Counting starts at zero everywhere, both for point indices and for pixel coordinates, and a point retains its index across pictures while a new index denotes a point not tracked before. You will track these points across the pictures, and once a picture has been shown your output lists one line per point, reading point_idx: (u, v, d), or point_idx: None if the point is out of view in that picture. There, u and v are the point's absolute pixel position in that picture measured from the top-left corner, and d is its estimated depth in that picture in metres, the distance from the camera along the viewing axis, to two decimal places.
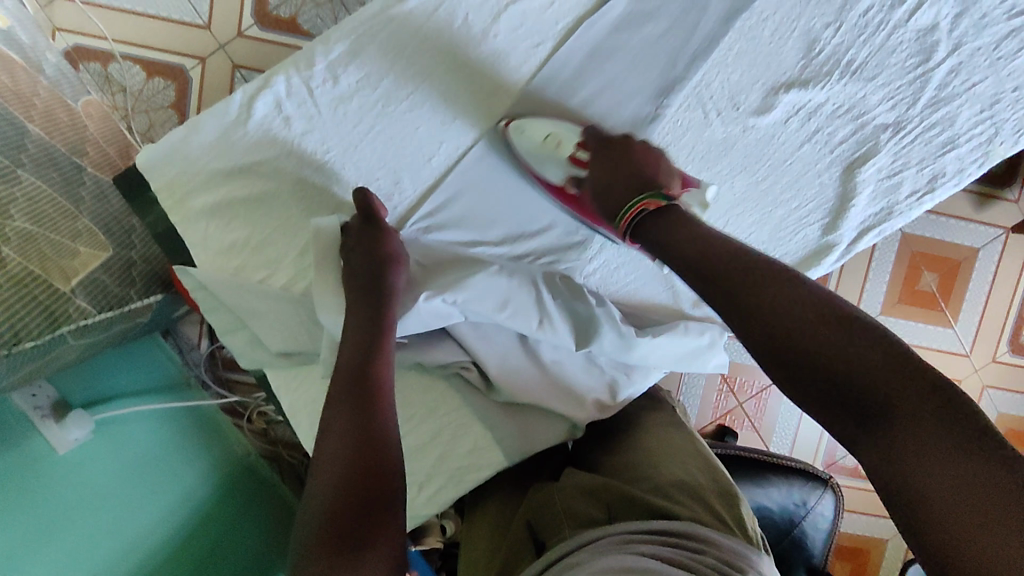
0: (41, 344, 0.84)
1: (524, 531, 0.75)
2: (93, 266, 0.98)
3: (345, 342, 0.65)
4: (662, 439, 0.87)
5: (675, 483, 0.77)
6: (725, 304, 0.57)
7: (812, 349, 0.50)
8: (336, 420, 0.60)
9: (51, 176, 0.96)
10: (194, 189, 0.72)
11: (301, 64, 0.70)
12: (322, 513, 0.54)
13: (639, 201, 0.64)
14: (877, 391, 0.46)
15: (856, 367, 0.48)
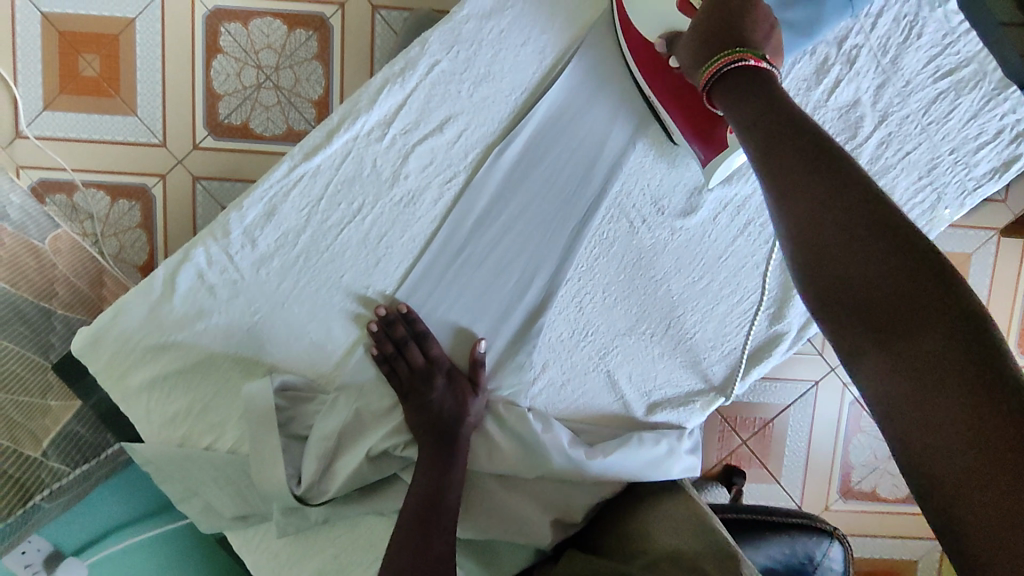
0: (14, 520, 0.87)
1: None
2: (66, 418, 0.98)
3: (418, 471, 0.70)
4: (656, 502, 0.76)
5: (670, 557, 0.67)
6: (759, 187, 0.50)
7: (846, 251, 0.45)
8: (405, 536, 0.66)
9: (18, 331, 0.96)
10: (132, 365, 0.72)
11: (217, 233, 0.69)
12: None
13: (735, 51, 0.55)
14: (904, 303, 0.42)
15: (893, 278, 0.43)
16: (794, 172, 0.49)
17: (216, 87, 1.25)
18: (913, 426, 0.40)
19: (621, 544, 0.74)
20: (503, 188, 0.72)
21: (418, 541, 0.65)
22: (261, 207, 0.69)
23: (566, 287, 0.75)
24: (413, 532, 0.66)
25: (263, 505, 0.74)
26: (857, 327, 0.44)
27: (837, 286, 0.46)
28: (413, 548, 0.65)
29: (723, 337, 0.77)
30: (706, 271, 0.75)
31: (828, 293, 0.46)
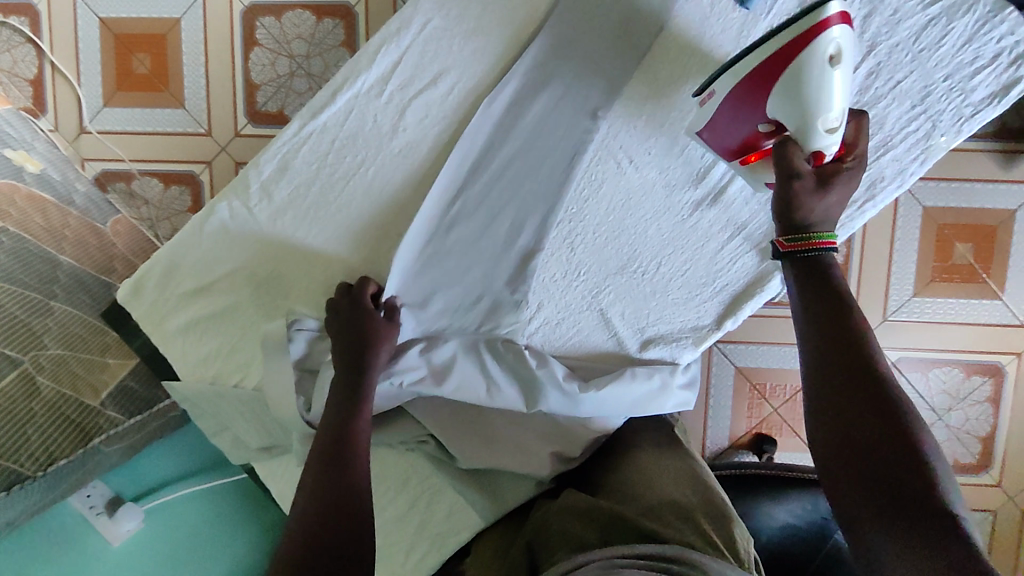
0: (75, 459, 0.98)
1: (523, 554, 0.69)
2: (123, 374, 1.09)
3: (325, 413, 0.71)
4: (652, 456, 0.79)
5: (668, 505, 0.70)
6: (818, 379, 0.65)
7: (877, 451, 0.59)
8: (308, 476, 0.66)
9: (82, 299, 1.07)
10: (169, 311, 0.81)
11: (239, 189, 0.77)
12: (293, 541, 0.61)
13: (812, 233, 0.67)
14: (918, 509, 0.56)
15: (910, 483, 0.57)
16: (850, 382, 0.63)
17: (253, 77, 1.35)
18: None
19: (614, 486, 0.77)
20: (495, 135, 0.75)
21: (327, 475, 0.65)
22: (273, 164, 0.76)
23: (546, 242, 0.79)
24: (320, 470, 0.66)
25: (285, 435, 0.81)
26: (876, 509, 0.58)
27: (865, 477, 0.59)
28: (330, 474, 0.65)
29: (714, 273, 0.79)
30: (695, 210, 0.77)
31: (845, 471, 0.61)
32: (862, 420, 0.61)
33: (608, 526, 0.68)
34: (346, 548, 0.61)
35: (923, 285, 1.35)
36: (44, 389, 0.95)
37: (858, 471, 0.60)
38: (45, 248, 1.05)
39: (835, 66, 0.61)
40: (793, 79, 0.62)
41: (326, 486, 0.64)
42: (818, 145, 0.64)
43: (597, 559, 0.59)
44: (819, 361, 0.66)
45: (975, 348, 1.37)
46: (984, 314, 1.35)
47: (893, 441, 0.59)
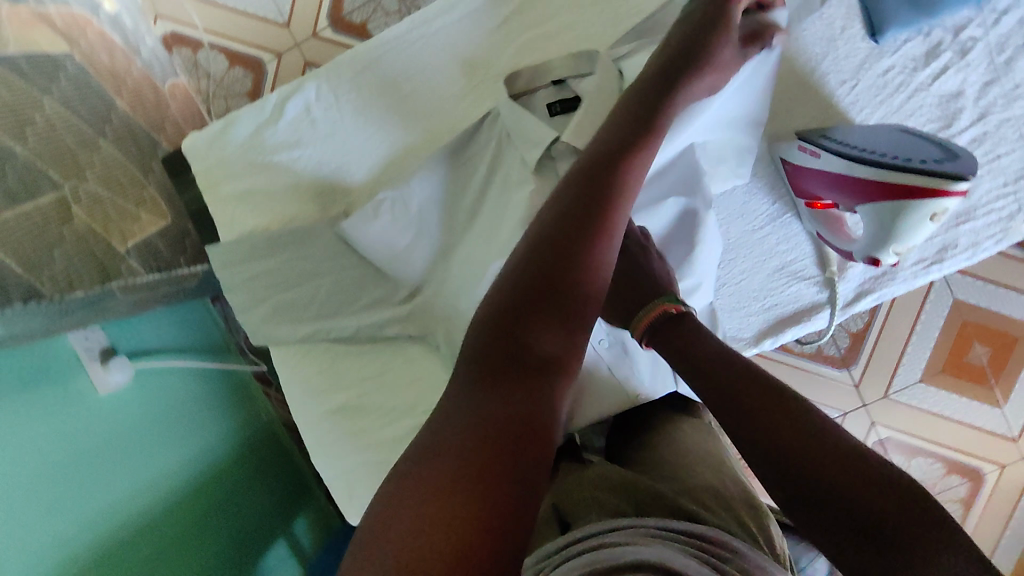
0: (92, 296, 0.92)
1: (548, 511, 0.69)
2: (150, 231, 1.11)
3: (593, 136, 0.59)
4: (708, 448, 0.76)
5: (702, 491, 0.67)
6: (725, 411, 0.56)
7: (824, 480, 0.49)
8: (546, 217, 0.55)
9: (129, 148, 1.11)
10: (226, 177, 0.80)
11: (332, 74, 0.79)
12: (514, 291, 0.51)
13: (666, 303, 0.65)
14: (885, 522, 0.46)
15: (861, 491, 0.47)
16: (753, 404, 0.54)
17: None
18: None
19: (657, 463, 0.74)
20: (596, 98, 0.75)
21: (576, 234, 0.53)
22: (370, 50, 0.78)
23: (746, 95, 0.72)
24: (567, 222, 0.53)
25: (309, 329, 0.82)
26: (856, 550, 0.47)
27: (825, 507, 0.48)
28: (569, 229, 0.53)
29: (766, 291, 0.78)
30: (765, 225, 0.77)
31: (812, 517, 0.49)
32: (788, 456, 0.51)
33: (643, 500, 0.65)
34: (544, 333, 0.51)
35: (932, 373, 1.35)
36: (76, 219, 0.95)
37: (822, 515, 0.49)
38: (105, 88, 1.08)
39: (931, 221, 0.62)
40: (892, 210, 0.62)
41: (549, 239, 0.53)
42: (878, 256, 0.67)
43: (629, 528, 0.55)
44: (718, 396, 0.57)
45: (964, 448, 1.35)
46: (980, 418, 1.35)
47: (809, 457, 0.50)
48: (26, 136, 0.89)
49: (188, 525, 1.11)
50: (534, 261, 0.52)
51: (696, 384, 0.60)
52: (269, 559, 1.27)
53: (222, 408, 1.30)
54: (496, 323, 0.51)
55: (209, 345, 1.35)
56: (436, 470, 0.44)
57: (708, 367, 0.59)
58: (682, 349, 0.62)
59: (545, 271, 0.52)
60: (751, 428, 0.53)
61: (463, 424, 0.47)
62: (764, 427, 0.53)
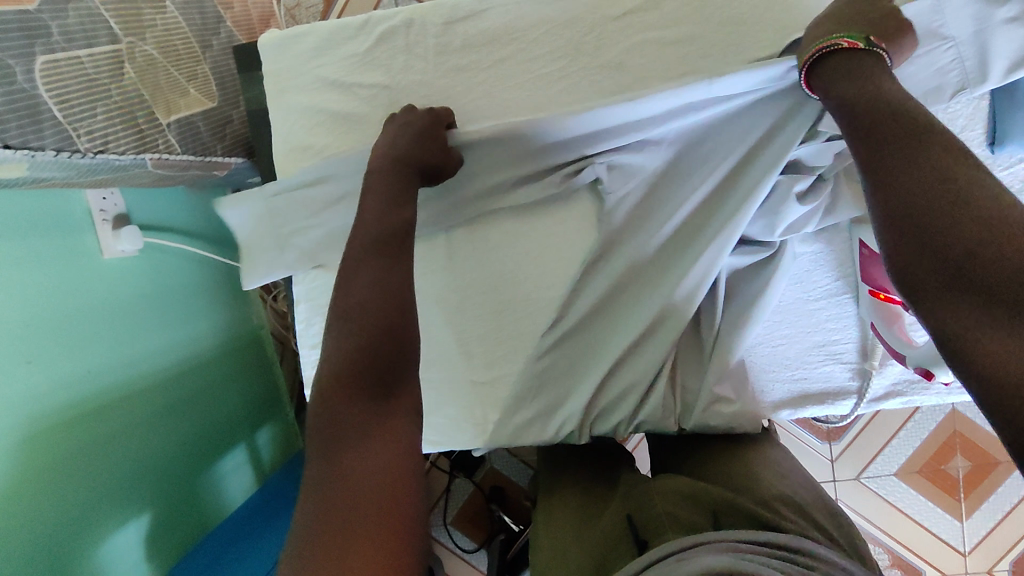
0: (123, 160, 0.88)
1: (619, 524, 0.61)
2: (195, 109, 1.04)
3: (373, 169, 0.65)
4: (784, 458, 0.70)
5: (777, 497, 0.62)
6: (866, 167, 0.47)
7: (959, 236, 0.40)
8: (369, 260, 0.57)
9: (193, 17, 1.04)
10: (296, 85, 0.77)
11: (431, 14, 0.74)
12: (351, 319, 0.53)
13: (829, 37, 0.55)
14: (1015, 291, 0.37)
15: (999, 252, 0.38)
16: (900, 146, 0.45)
17: None
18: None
19: (724, 470, 0.68)
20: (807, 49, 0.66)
21: (383, 260, 0.57)
22: (476, 2, 0.73)
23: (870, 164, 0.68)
24: (376, 246, 0.58)
25: (337, 266, 0.79)
26: (969, 316, 0.38)
27: (945, 269, 0.40)
28: (387, 251, 0.58)
29: (801, 363, 0.77)
30: (813, 301, 0.76)
31: (923, 278, 0.41)
32: (929, 205, 0.42)
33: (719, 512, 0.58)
34: (398, 334, 0.53)
35: (908, 471, 1.34)
36: (127, 77, 0.89)
37: (939, 272, 0.40)
38: None
39: None
40: None
41: (377, 267, 0.56)
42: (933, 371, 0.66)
43: (714, 540, 0.49)
44: (870, 139, 0.48)
45: (914, 548, 1.32)
46: (940, 526, 1.33)
47: (965, 197, 0.41)
48: None
49: (159, 405, 1.09)
50: (353, 291, 0.55)
51: (844, 130, 0.51)
52: (225, 463, 1.25)
53: (210, 304, 1.26)
54: (345, 342, 0.52)
55: (214, 235, 1.30)
56: (320, 506, 0.44)
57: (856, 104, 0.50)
58: (831, 89, 0.53)
59: (380, 305, 0.54)
60: (899, 169, 0.44)
61: (354, 442, 0.48)
62: (911, 170, 0.44)
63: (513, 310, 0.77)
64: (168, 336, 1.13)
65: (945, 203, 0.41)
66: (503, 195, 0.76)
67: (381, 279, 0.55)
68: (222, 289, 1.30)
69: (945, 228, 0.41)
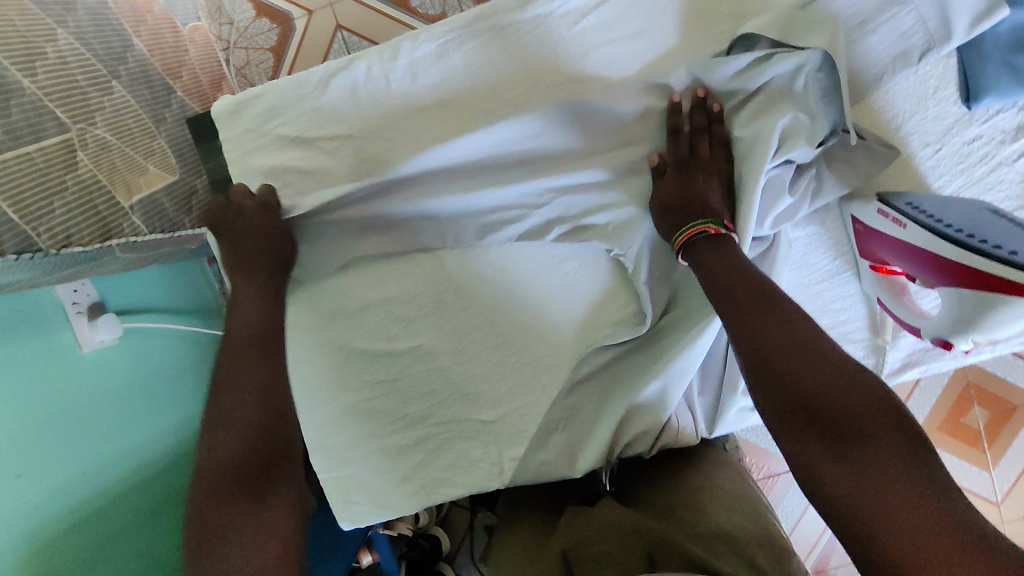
0: (90, 251, 0.86)
1: (555, 564, 0.58)
2: (156, 186, 1.00)
3: (246, 286, 0.70)
4: (731, 491, 0.69)
5: (718, 534, 0.60)
6: (735, 324, 0.56)
7: (813, 379, 0.51)
8: (243, 369, 0.65)
9: (142, 92, 1.02)
10: (256, 147, 0.74)
11: (385, 55, 0.72)
12: (244, 424, 0.62)
13: (698, 222, 0.62)
14: (854, 424, 0.48)
15: (844, 395, 0.49)
16: (759, 317, 0.55)
17: None
18: (871, 506, 0.45)
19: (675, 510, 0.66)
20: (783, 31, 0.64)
21: (260, 363, 0.66)
22: (430, 38, 0.72)
23: (851, 142, 0.66)
24: (253, 358, 0.66)
25: (327, 327, 0.76)
26: (814, 440, 0.49)
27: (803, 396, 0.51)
28: (258, 358, 0.66)
29: None
30: (818, 287, 0.74)
31: (783, 399, 0.52)
32: (789, 352, 0.52)
33: (654, 550, 0.55)
34: (277, 428, 0.64)
35: (929, 431, 1.34)
36: (82, 165, 0.85)
37: (796, 398, 0.51)
38: (122, 24, 1.01)
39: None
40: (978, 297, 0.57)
41: (252, 373, 0.65)
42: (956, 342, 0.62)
43: None
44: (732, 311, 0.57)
45: None
46: (970, 480, 1.33)
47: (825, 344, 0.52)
48: (36, 70, 0.80)
49: (156, 498, 1.03)
50: (239, 404, 0.63)
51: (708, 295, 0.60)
52: None
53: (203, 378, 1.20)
54: (237, 443, 0.61)
55: (202, 308, 1.22)
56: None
57: (720, 275, 0.59)
58: (699, 262, 0.61)
59: (261, 415, 0.63)
60: (760, 337, 0.54)
61: (232, 531, 0.56)
62: (770, 332, 0.54)
63: (518, 339, 0.76)
64: (159, 423, 1.07)
65: (808, 351, 0.52)
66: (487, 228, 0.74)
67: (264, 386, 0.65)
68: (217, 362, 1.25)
69: (806, 374, 0.51)
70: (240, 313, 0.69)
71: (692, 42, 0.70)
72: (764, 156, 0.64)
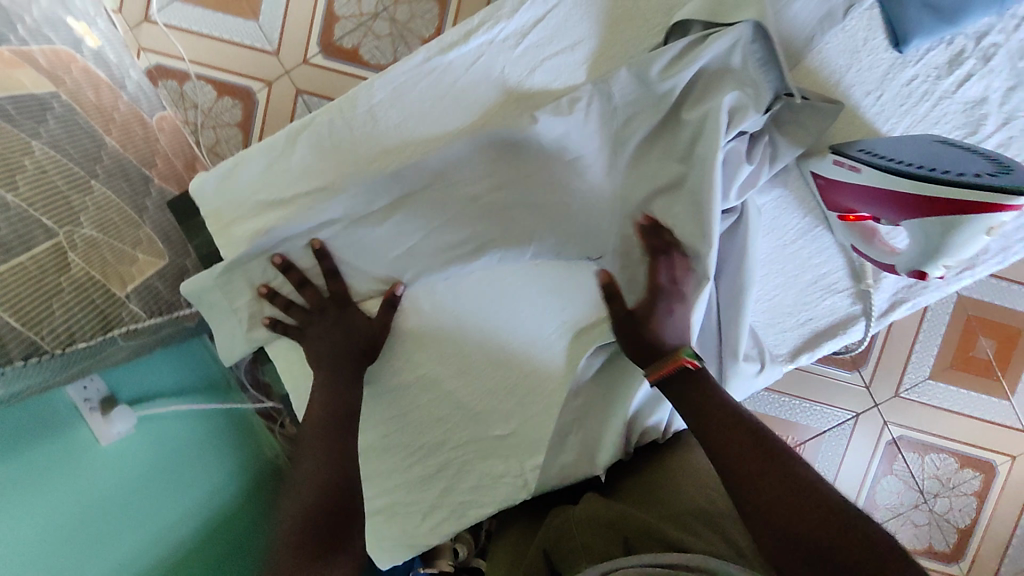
0: (93, 345, 0.88)
1: (539, 561, 0.64)
2: (149, 272, 1.04)
3: (318, 373, 0.74)
4: (719, 474, 0.69)
5: (694, 513, 0.63)
6: (725, 450, 0.62)
7: (791, 506, 0.57)
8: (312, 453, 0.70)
9: (121, 187, 1.05)
10: (238, 217, 0.77)
11: (345, 108, 0.76)
12: (314, 492, 0.67)
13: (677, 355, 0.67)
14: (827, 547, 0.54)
15: (817, 518, 0.56)
16: (745, 441, 0.62)
17: (336, 9, 1.33)
18: None
19: (652, 492, 0.70)
20: (712, 16, 0.67)
21: (331, 439, 0.70)
22: (386, 84, 0.75)
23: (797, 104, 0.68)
24: (322, 435, 0.70)
25: None
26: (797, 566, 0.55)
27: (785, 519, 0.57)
28: (325, 439, 0.70)
29: (800, 307, 0.78)
30: (794, 245, 0.76)
31: (768, 520, 0.57)
32: (772, 475, 0.59)
33: (632, 537, 0.60)
34: (345, 499, 0.68)
35: (941, 370, 1.38)
36: (74, 266, 0.88)
37: (780, 518, 0.57)
38: (93, 125, 1.03)
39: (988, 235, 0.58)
40: (939, 226, 0.59)
41: (322, 452, 0.70)
42: (930, 271, 0.64)
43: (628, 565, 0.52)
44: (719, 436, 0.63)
45: (970, 441, 1.39)
46: (988, 410, 1.38)
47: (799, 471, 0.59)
48: (18, 183, 0.82)
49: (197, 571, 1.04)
50: (315, 476, 0.68)
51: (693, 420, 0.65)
52: None
53: (223, 449, 1.22)
54: (304, 510, 0.66)
55: (206, 382, 1.25)
56: None
57: (703, 403, 0.65)
58: (677, 390, 0.67)
59: (328, 482, 0.68)
60: (747, 460, 0.61)
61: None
62: (755, 458, 0.61)
63: (516, 351, 0.78)
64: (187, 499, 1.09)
65: (787, 479, 0.59)
66: (472, 253, 0.76)
67: (327, 467, 0.69)
68: (234, 429, 1.27)
69: (785, 498, 0.58)
70: (313, 395, 0.73)
71: (628, 42, 0.74)
72: (717, 130, 0.67)
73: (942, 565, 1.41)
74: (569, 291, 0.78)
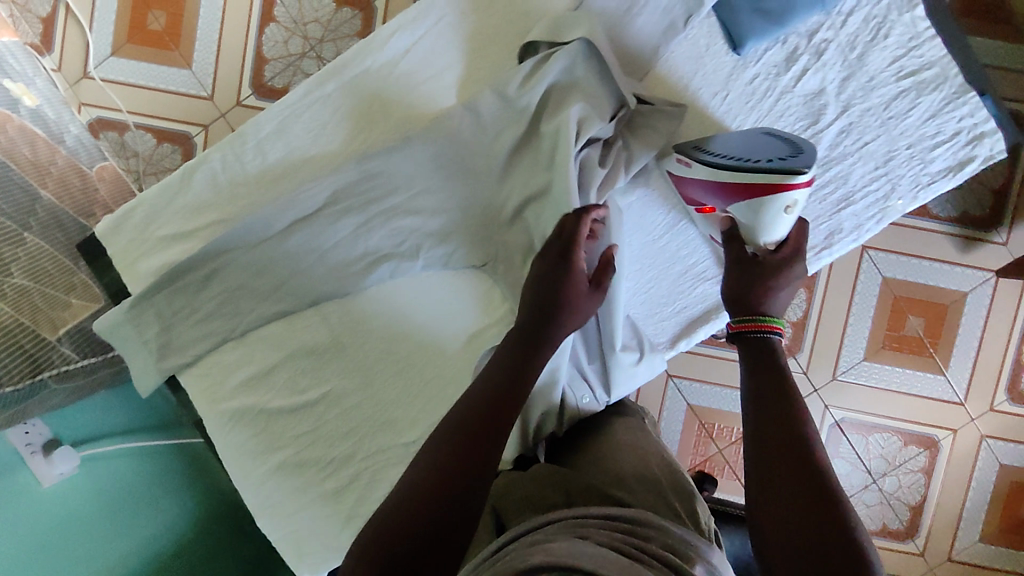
0: (21, 389, 0.88)
1: (488, 516, 0.67)
2: (84, 317, 1.02)
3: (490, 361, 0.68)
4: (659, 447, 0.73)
5: (634, 476, 0.68)
6: (761, 447, 0.60)
7: (796, 518, 0.54)
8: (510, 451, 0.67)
9: (56, 238, 1.01)
10: (142, 254, 0.82)
11: (234, 144, 0.81)
12: (426, 481, 0.57)
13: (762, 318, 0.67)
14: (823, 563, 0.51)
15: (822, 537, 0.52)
16: (780, 446, 0.59)
17: (264, 52, 1.29)
18: None
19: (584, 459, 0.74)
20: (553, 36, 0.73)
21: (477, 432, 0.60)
22: (271, 120, 0.81)
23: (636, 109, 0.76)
24: (460, 424, 0.61)
25: (243, 398, 0.82)
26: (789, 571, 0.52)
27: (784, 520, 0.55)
28: (456, 437, 0.60)
29: (674, 296, 0.84)
30: (662, 240, 0.83)
31: (772, 517, 0.56)
32: (790, 483, 0.57)
33: (573, 489, 0.65)
34: (462, 495, 0.56)
35: (875, 351, 1.34)
36: (3, 313, 0.86)
37: (786, 518, 0.55)
38: (27, 180, 0.99)
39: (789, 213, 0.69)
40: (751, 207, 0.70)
41: (443, 446, 0.60)
42: (760, 245, 0.72)
43: (558, 521, 0.56)
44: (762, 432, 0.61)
45: (912, 418, 1.35)
46: (925, 386, 1.34)
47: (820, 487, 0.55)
48: None
49: None
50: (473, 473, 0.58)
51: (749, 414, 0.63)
52: None
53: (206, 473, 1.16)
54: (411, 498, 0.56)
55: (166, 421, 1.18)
56: None
57: (763, 397, 0.63)
58: (760, 381, 0.65)
59: (448, 474, 0.57)
60: (774, 460, 0.58)
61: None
62: (780, 463, 0.58)
63: (416, 358, 0.83)
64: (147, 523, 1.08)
65: (803, 492, 0.56)
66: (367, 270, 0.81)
67: (434, 459, 0.59)
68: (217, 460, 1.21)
69: (795, 505, 0.55)
70: (485, 373, 0.67)
71: (491, 64, 0.80)
72: (567, 140, 0.72)
73: (897, 545, 1.37)
74: (460, 297, 0.84)
